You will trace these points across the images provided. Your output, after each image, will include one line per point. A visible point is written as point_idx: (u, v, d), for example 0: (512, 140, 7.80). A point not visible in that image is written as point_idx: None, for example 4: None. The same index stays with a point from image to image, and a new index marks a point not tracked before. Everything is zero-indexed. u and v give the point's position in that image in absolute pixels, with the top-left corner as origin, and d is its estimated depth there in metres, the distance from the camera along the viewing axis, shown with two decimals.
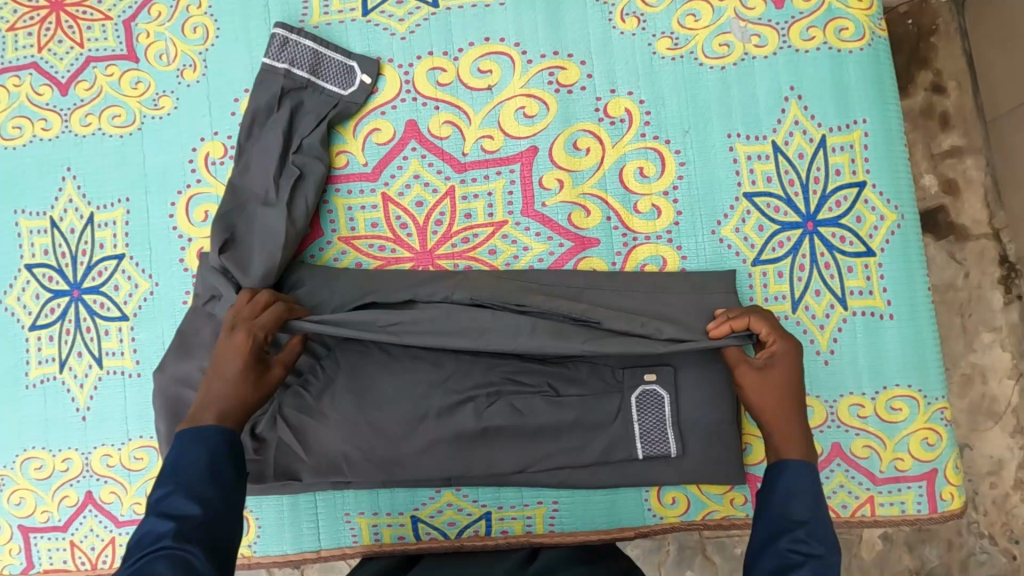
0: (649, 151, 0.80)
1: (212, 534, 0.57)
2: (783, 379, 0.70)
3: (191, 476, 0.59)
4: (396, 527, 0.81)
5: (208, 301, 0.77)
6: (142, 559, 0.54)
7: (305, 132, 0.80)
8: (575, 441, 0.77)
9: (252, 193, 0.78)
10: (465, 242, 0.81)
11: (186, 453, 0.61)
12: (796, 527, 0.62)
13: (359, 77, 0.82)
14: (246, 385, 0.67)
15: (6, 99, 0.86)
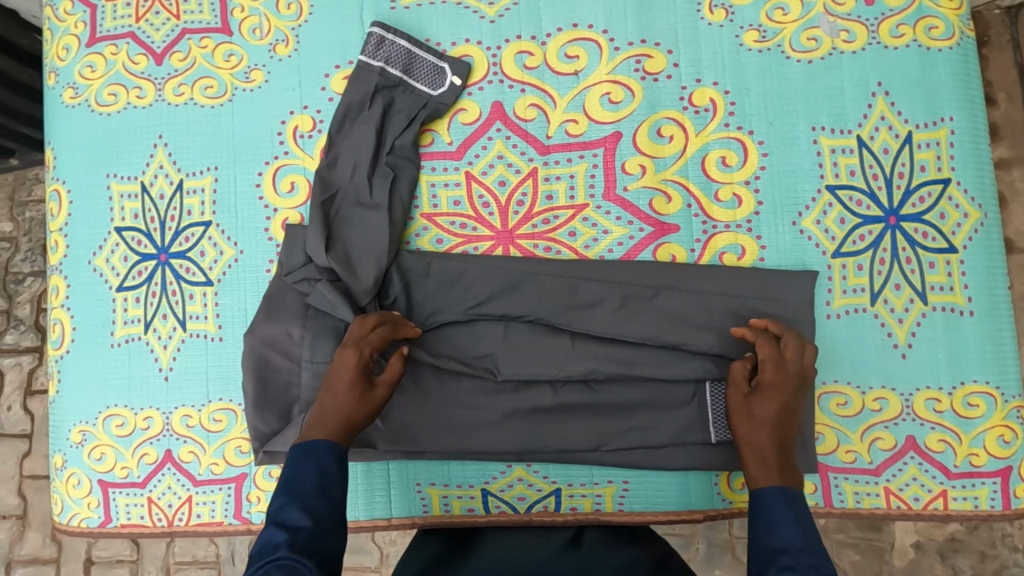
0: (732, 141, 0.81)
1: (322, 547, 0.63)
2: (767, 409, 0.70)
3: (303, 492, 0.66)
4: (466, 499, 0.82)
5: (296, 281, 0.79)
6: (262, 566, 0.59)
7: (396, 132, 0.83)
8: (652, 421, 0.78)
9: (345, 188, 0.82)
10: (545, 223, 0.83)
11: (301, 469, 0.67)
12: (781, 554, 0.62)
13: (450, 77, 0.83)
14: (352, 403, 0.70)
15: (102, 67, 0.88)
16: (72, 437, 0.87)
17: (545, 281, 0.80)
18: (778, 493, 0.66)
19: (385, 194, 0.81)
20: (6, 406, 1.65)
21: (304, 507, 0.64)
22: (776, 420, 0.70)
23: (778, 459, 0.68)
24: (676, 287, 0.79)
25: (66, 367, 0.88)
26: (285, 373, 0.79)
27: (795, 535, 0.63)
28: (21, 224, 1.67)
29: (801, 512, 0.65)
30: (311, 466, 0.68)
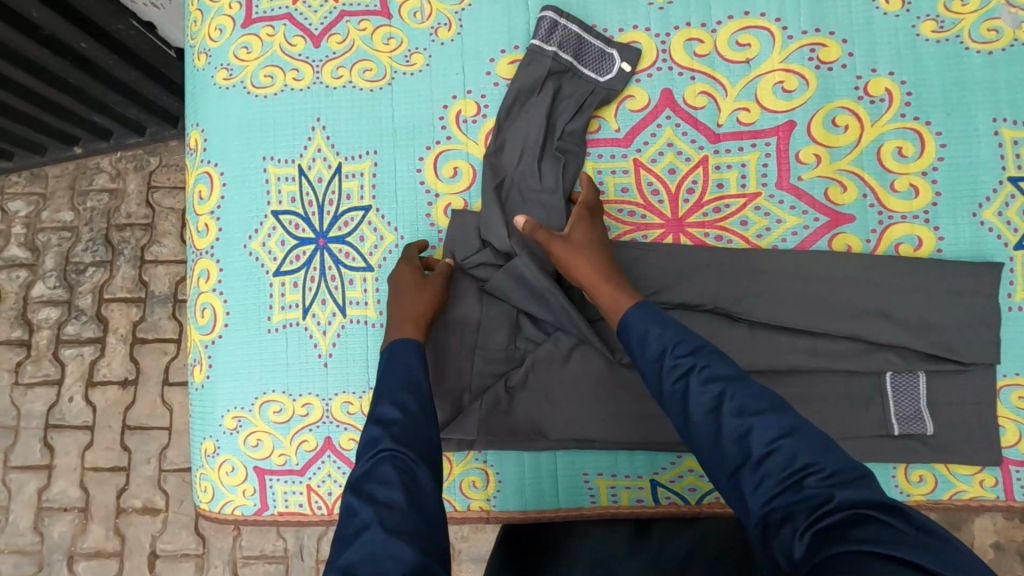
0: (908, 132, 0.80)
1: (418, 434, 0.64)
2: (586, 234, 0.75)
3: (391, 386, 0.68)
4: (634, 490, 0.81)
5: (473, 266, 0.80)
6: (369, 459, 0.60)
7: (566, 117, 0.82)
8: (829, 410, 0.78)
9: (516, 173, 0.82)
10: (716, 212, 0.82)
11: (392, 370, 0.70)
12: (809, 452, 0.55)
13: (619, 64, 0.82)
14: (420, 294, 0.76)
15: (258, 49, 0.87)
16: (226, 424, 0.85)
17: (722, 270, 0.79)
18: (644, 311, 0.67)
19: (559, 180, 0.81)
20: (66, 396, 1.63)
21: (396, 400, 0.66)
22: (594, 248, 0.74)
23: (601, 270, 0.72)
24: (857, 277, 0.78)
25: (218, 353, 0.87)
26: (461, 358, 0.79)
27: (663, 335, 0.64)
28: (81, 214, 1.68)
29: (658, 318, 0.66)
30: (398, 365, 0.70)
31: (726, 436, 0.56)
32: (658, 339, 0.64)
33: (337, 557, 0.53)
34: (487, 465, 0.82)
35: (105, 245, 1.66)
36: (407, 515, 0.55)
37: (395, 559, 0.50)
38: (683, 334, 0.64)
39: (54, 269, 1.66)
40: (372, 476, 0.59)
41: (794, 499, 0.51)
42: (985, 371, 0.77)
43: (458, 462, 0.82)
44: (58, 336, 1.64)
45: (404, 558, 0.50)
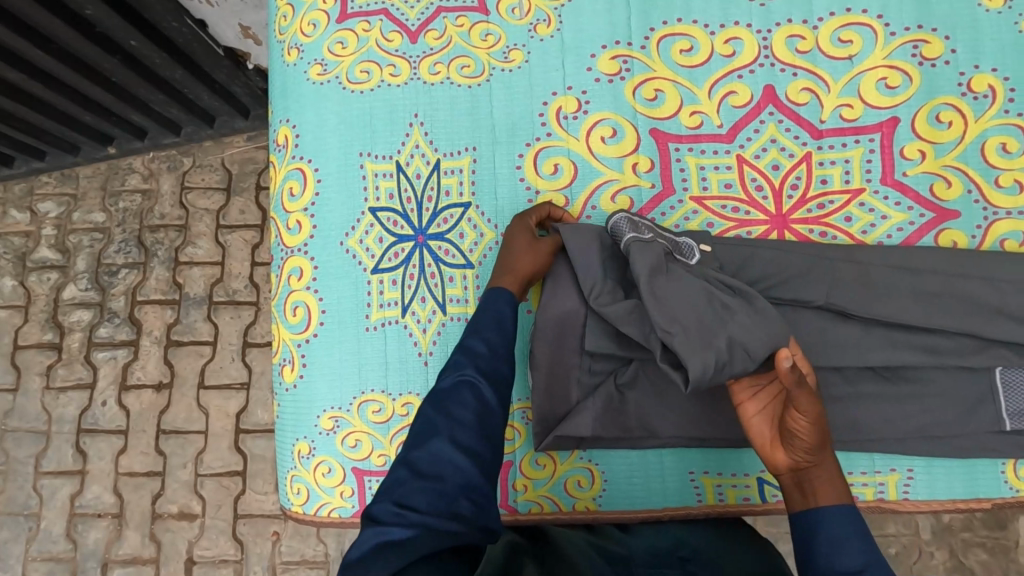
0: (1013, 128, 0.81)
1: (500, 370, 0.65)
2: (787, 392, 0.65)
3: (479, 324, 0.69)
4: (741, 488, 0.80)
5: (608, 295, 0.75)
6: (450, 380, 0.62)
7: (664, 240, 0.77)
8: (936, 404, 0.78)
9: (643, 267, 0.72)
10: (820, 208, 0.82)
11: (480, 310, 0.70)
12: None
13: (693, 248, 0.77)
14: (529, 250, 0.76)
15: (354, 44, 0.86)
16: (322, 424, 0.84)
17: (833, 265, 0.78)
18: (846, 516, 0.58)
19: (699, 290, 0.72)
20: (100, 400, 1.58)
21: (487, 339, 0.66)
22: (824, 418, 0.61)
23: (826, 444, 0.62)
24: (968, 273, 0.77)
25: (313, 352, 0.85)
26: (574, 352, 0.79)
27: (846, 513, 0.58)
28: (114, 215, 1.64)
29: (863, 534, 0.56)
30: (488, 309, 0.70)
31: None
32: (854, 553, 0.55)
33: (408, 450, 0.58)
34: (592, 464, 0.81)
35: (139, 246, 1.62)
36: (479, 441, 0.58)
37: (455, 468, 0.56)
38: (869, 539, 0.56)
39: (86, 270, 1.62)
40: (451, 395, 0.61)
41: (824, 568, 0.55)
42: None
43: (562, 461, 0.81)
44: (91, 339, 1.60)
45: (463, 470, 0.56)
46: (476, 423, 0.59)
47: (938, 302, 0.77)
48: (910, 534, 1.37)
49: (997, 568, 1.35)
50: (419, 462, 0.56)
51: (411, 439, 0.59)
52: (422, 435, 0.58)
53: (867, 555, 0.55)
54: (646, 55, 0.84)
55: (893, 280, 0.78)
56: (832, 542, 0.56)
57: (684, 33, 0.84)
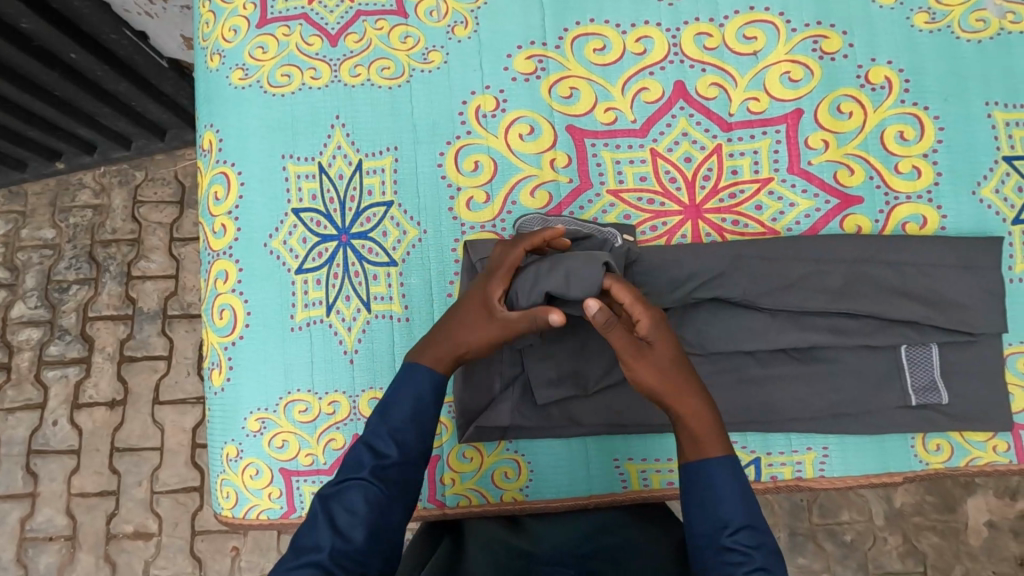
0: (909, 117, 0.84)
1: (408, 473, 0.67)
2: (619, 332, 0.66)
3: (395, 415, 0.68)
4: (666, 472, 0.82)
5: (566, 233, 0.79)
6: (344, 480, 0.65)
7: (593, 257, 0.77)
8: (848, 383, 0.81)
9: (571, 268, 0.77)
10: (731, 198, 0.85)
11: (400, 392, 0.69)
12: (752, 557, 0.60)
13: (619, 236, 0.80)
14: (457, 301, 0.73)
15: (275, 49, 0.87)
16: (249, 426, 0.84)
17: (752, 263, 0.79)
18: (726, 473, 0.63)
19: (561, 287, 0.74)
20: (50, 420, 1.55)
21: (396, 436, 0.67)
22: (671, 363, 0.66)
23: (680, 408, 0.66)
24: (875, 260, 0.80)
25: (239, 355, 0.85)
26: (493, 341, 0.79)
27: (737, 512, 0.62)
28: (63, 231, 1.62)
29: (740, 486, 0.63)
30: (406, 385, 0.70)
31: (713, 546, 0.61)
32: (727, 509, 0.62)
33: (294, 555, 0.61)
34: (519, 456, 0.82)
35: (89, 262, 1.60)
36: (364, 556, 0.62)
37: None
38: (756, 521, 0.62)
39: (35, 288, 1.60)
40: (343, 500, 0.64)
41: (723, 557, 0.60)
42: (993, 341, 0.80)
43: (489, 453, 0.82)
44: (40, 357, 1.57)
45: None
46: (364, 541, 0.62)
47: (841, 285, 0.80)
48: (863, 521, 1.40)
49: (948, 549, 1.39)
50: (300, 567, 0.60)
51: (302, 533, 0.63)
52: (310, 537, 0.62)
53: (741, 519, 0.62)
54: (561, 54, 0.86)
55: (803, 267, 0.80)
56: (711, 494, 0.63)
57: (597, 32, 0.87)
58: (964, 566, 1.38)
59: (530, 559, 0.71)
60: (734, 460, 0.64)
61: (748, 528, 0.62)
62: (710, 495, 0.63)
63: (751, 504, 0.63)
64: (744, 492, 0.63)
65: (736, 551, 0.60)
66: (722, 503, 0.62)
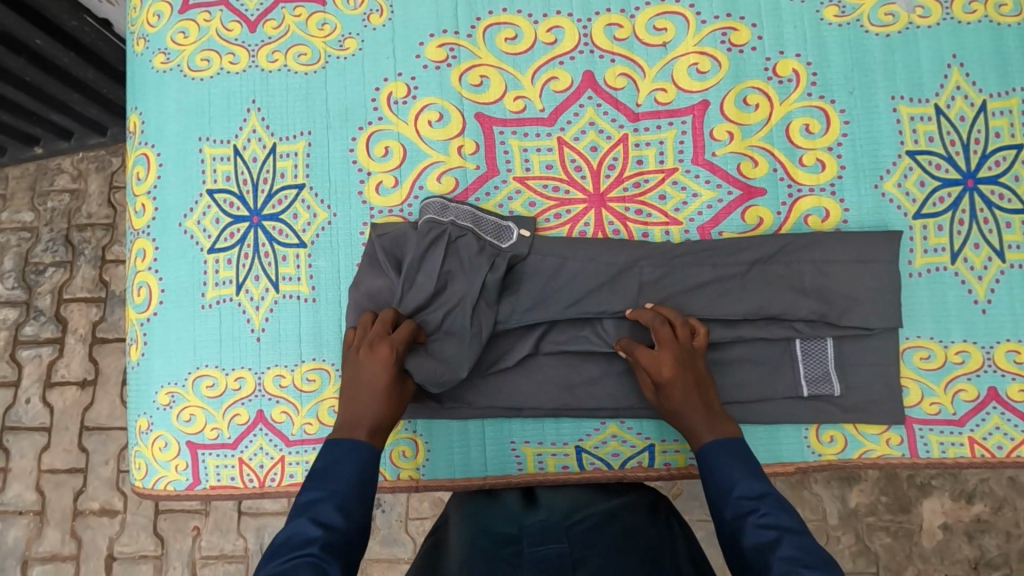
0: (816, 110, 0.85)
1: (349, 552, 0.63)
2: (672, 369, 0.73)
3: (342, 489, 0.67)
4: (560, 456, 0.83)
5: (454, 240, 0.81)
6: (289, 561, 0.59)
7: (470, 264, 0.80)
8: (743, 374, 0.81)
9: (454, 279, 0.80)
10: (636, 187, 0.86)
11: (342, 464, 0.69)
12: (757, 503, 0.68)
13: (518, 230, 0.83)
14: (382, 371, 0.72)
15: (196, 34, 0.90)
16: (159, 400, 0.86)
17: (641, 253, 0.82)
18: (725, 447, 0.72)
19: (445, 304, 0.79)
20: (23, 398, 1.59)
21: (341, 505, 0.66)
22: (693, 386, 0.74)
23: (710, 413, 0.74)
24: (768, 260, 0.81)
25: (152, 331, 0.88)
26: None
27: (737, 473, 0.70)
28: (42, 214, 1.65)
29: (741, 454, 0.72)
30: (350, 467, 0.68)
31: (729, 511, 0.69)
32: (729, 471, 0.71)
33: None
34: (416, 435, 0.84)
35: (65, 245, 1.64)
36: None
37: None
38: (756, 476, 0.70)
39: (13, 269, 1.63)
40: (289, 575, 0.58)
41: (738, 514, 0.68)
42: (888, 335, 0.81)
43: None
44: (15, 337, 1.61)
45: None
46: None
47: (734, 277, 0.81)
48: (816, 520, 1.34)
49: (900, 550, 1.32)
50: None
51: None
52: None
53: (744, 476, 0.70)
54: (472, 43, 0.88)
55: (696, 257, 0.82)
56: (713, 465, 0.72)
57: (509, 22, 0.88)
58: (916, 568, 1.32)
59: (520, 543, 0.72)
60: (735, 442, 0.73)
61: (749, 483, 0.69)
62: (707, 467, 0.72)
63: (750, 462, 0.71)
64: (743, 452, 0.72)
65: (746, 504, 0.68)
66: (723, 467, 0.71)
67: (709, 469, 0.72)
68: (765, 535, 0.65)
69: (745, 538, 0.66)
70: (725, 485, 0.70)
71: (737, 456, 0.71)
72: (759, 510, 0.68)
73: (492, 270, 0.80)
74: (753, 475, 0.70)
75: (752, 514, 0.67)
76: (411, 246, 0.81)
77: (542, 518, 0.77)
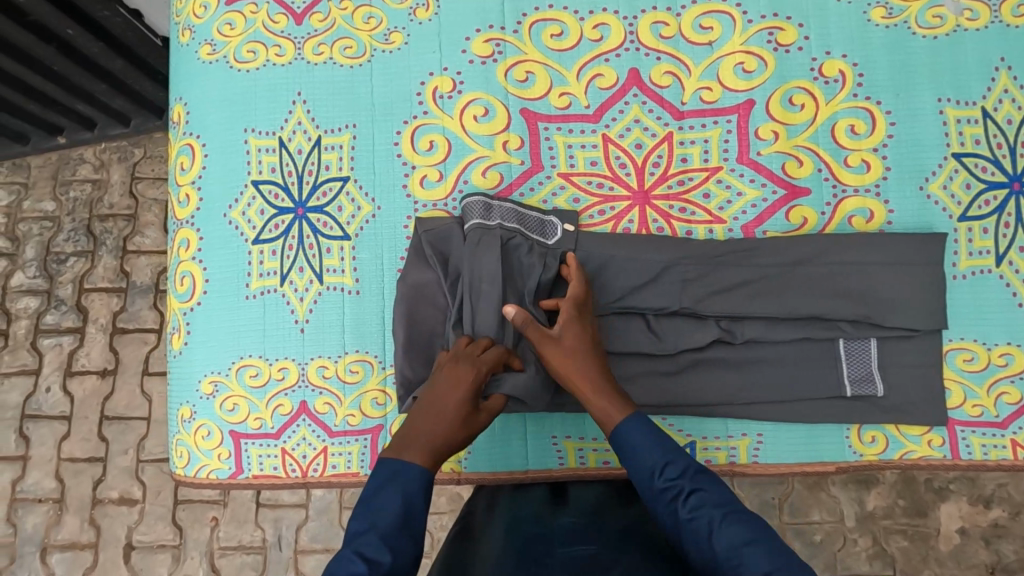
0: (861, 111, 0.85)
1: None
2: (578, 339, 0.73)
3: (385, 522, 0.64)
4: (601, 452, 0.84)
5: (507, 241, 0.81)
6: None
7: (528, 267, 0.81)
8: (785, 373, 0.82)
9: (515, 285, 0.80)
10: (680, 185, 0.86)
11: (383, 491, 0.66)
12: (689, 487, 0.65)
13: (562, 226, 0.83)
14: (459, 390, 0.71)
15: (242, 26, 0.90)
16: (202, 388, 0.87)
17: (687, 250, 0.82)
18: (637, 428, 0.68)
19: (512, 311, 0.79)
20: (43, 386, 1.59)
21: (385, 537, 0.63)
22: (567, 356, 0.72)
23: (616, 394, 0.71)
24: (813, 260, 0.81)
25: (196, 320, 0.88)
26: (433, 322, 0.82)
27: (655, 454, 0.67)
28: (64, 204, 1.66)
29: (650, 431, 0.69)
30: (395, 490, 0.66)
31: (661, 498, 0.66)
32: (642, 453, 0.67)
33: None
34: None
35: (87, 235, 1.64)
36: None
37: None
38: (673, 453, 0.67)
39: (34, 258, 1.64)
40: None
41: (675, 498, 0.65)
42: (931, 337, 0.81)
43: None
44: (36, 326, 1.61)
45: None
46: None
47: (779, 277, 0.81)
48: (833, 521, 1.33)
49: (916, 553, 1.33)
50: None
51: None
52: None
53: (657, 458, 0.67)
54: (518, 39, 0.88)
55: (741, 256, 0.82)
56: (628, 447, 0.68)
57: (555, 18, 0.88)
58: (932, 571, 1.32)
59: (550, 542, 0.71)
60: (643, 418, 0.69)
61: (675, 463, 0.67)
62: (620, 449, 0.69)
63: (667, 441, 0.68)
64: (654, 431, 0.69)
65: (670, 487, 0.65)
66: (635, 451, 0.68)
67: (626, 447, 0.68)
68: (700, 521, 0.62)
69: (684, 527, 0.63)
70: (647, 467, 0.67)
71: (648, 435, 0.68)
72: (687, 491, 0.65)
73: (545, 271, 0.81)
74: (674, 455, 0.67)
75: (685, 500, 0.64)
76: (461, 250, 0.81)
77: (571, 521, 0.77)
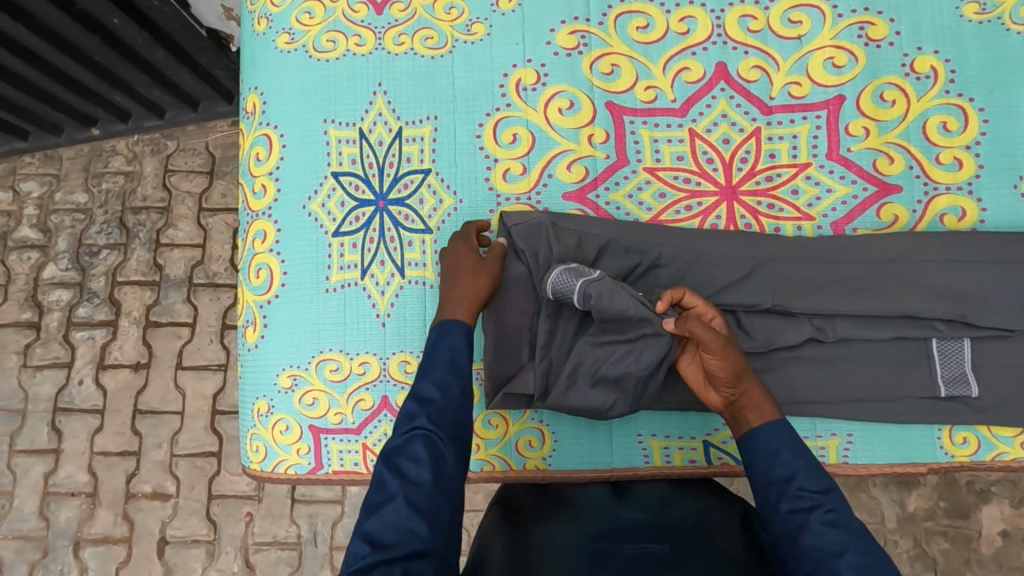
0: (954, 108, 0.84)
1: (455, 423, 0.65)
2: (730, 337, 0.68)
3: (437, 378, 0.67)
4: (688, 450, 0.83)
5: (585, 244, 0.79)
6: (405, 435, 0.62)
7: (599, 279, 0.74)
8: (877, 373, 0.81)
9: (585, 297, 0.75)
10: (768, 181, 0.85)
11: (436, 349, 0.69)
12: (822, 500, 0.59)
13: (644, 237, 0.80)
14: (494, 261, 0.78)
15: (321, 14, 0.89)
16: (281, 382, 0.86)
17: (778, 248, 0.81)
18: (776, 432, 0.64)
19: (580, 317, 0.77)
20: (75, 379, 1.52)
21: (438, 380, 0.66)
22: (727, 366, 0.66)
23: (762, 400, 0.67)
24: (908, 258, 0.80)
25: (274, 313, 0.87)
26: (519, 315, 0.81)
27: (795, 464, 0.61)
28: (96, 196, 1.59)
29: (794, 446, 0.63)
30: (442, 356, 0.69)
31: (783, 502, 0.60)
32: (785, 463, 0.62)
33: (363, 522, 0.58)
34: (544, 425, 0.83)
35: (120, 227, 1.57)
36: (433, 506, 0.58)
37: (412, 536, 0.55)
38: (819, 471, 0.61)
39: (67, 250, 1.57)
40: (405, 451, 0.61)
41: (798, 508, 0.59)
42: None
43: (514, 422, 0.83)
44: (69, 318, 1.55)
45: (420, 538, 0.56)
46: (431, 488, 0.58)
47: (873, 275, 0.80)
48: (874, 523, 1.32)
49: (957, 556, 1.31)
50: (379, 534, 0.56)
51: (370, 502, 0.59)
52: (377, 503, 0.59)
53: (801, 468, 0.61)
54: (603, 31, 0.87)
55: (834, 253, 0.81)
56: (768, 454, 0.63)
57: (641, 10, 0.87)
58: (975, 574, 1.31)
59: (616, 539, 0.70)
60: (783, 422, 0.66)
61: (811, 474, 0.61)
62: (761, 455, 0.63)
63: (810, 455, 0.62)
64: (796, 447, 0.63)
65: (805, 498, 0.59)
66: (779, 458, 0.62)
67: (767, 453, 0.63)
68: (830, 536, 0.57)
69: (805, 536, 0.57)
70: (783, 476, 0.61)
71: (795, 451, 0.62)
72: (823, 505, 0.59)
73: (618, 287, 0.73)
74: (819, 471, 0.61)
75: (816, 510, 0.58)
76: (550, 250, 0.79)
77: (636, 518, 0.75)
